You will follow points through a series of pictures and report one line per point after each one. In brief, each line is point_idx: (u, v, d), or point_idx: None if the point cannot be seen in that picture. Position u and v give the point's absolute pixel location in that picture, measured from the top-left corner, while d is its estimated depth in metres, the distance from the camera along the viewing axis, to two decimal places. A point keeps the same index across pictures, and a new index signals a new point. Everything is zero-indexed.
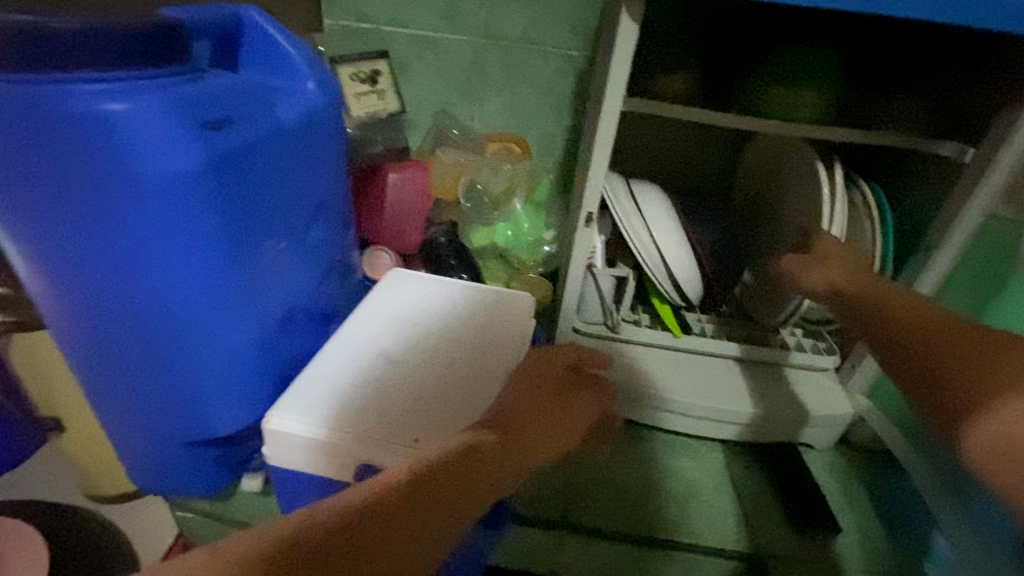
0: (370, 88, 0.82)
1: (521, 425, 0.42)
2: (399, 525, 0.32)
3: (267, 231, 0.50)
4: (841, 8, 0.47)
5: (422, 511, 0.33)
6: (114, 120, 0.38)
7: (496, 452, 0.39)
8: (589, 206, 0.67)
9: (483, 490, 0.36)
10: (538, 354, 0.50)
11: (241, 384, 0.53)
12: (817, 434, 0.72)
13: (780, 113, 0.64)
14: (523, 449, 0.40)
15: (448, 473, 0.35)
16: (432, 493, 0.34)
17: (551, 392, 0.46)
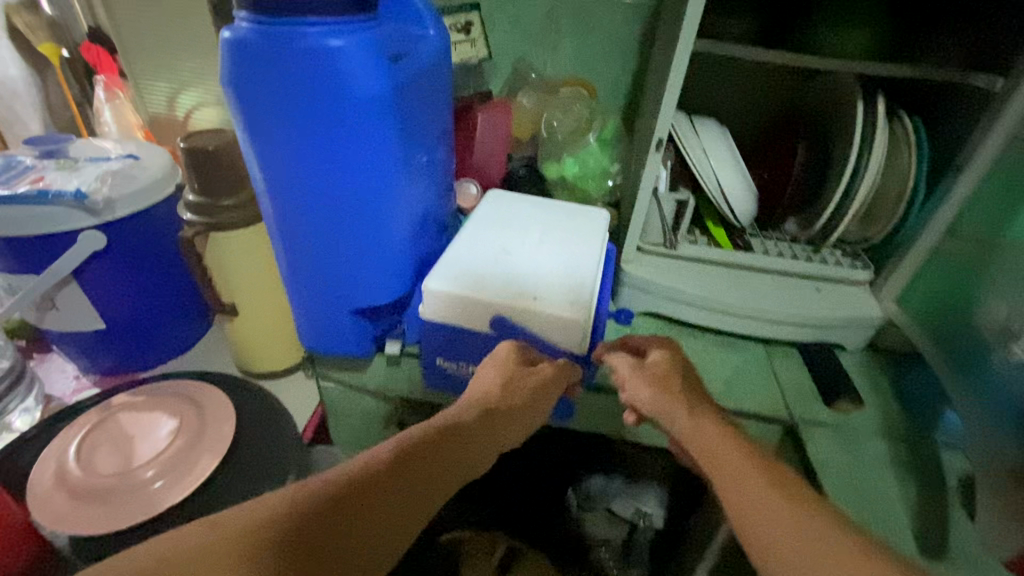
0: (464, 38, 0.95)
1: (495, 405, 0.56)
2: (371, 511, 0.44)
3: (418, 146, 0.65)
4: None
5: (406, 494, 0.46)
6: (337, 53, 0.52)
7: (448, 455, 0.50)
8: (659, 134, 0.78)
9: (456, 465, 0.50)
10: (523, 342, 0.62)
11: (395, 267, 0.69)
12: (850, 335, 0.84)
13: (837, 51, 0.75)
14: (473, 450, 0.52)
15: (411, 466, 0.47)
16: (395, 489, 0.45)
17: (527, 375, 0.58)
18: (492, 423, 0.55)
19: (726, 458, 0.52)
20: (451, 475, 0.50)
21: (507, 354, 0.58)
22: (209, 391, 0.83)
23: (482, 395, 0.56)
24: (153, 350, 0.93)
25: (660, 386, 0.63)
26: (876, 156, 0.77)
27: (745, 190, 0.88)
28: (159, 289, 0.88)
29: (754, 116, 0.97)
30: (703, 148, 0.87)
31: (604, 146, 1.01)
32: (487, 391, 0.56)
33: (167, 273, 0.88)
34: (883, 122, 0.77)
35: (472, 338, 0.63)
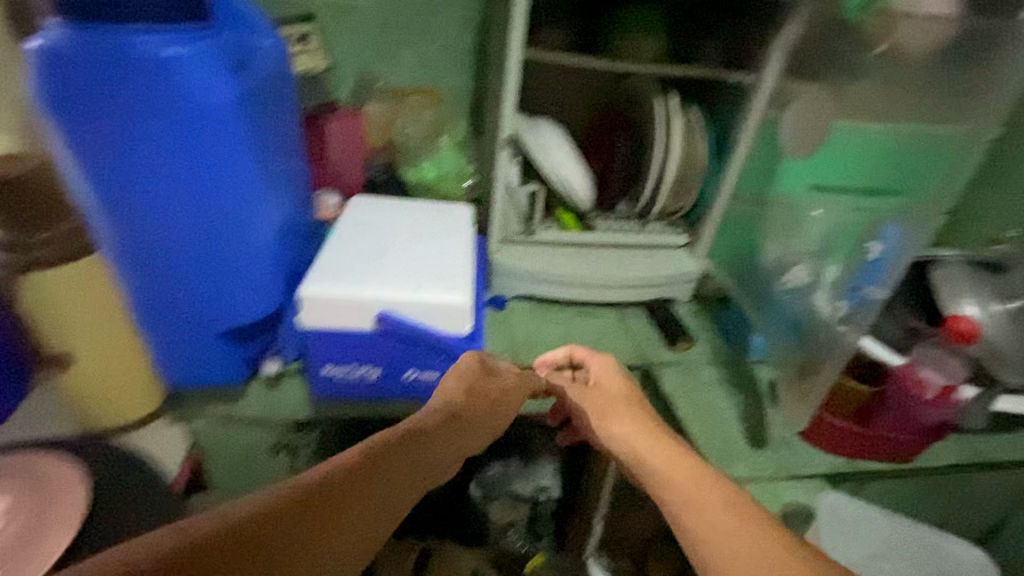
0: (301, 48, 0.93)
1: (431, 436, 0.51)
2: (343, 504, 0.39)
3: (271, 156, 0.65)
4: None
5: (338, 524, 0.38)
6: (175, 62, 0.51)
7: (403, 454, 0.46)
8: (505, 133, 0.87)
9: (396, 497, 0.43)
10: (479, 355, 0.65)
11: (265, 279, 0.67)
12: (679, 289, 1.02)
13: (640, 57, 0.91)
14: (434, 456, 0.49)
15: (357, 497, 0.40)
16: (368, 488, 0.41)
17: (484, 377, 0.62)
18: (453, 438, 0.53)
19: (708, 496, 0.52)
20: (417, 475, 0.46)
21: (471, 368, 0.61)
22: None
23: (432, 419, 0.52)
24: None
25: (600, 401, 0.71)
26: (677, 142, 0.95)
27: (584, 178, 1.01)
28: None
29: (580, 114, 1.12)
30: (543, 145, 0.98)
31: (457, 149, 1.07)
32: (450, 403, 0.56)
33: None
34: (677, 114, 0.95)
35: (359, 338, 0.64)
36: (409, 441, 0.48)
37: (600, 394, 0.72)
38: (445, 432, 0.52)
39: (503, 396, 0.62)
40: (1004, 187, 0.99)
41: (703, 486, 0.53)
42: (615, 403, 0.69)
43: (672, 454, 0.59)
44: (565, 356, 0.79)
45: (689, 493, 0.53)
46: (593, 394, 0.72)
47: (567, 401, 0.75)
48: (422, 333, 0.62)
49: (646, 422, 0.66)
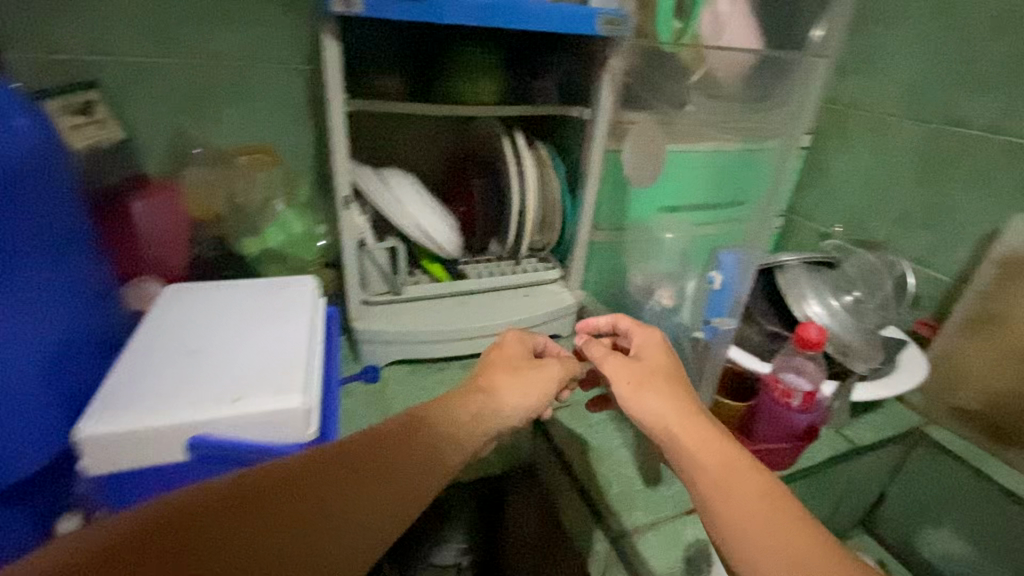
0: (87, 119, 0.80)
1: (436, 420, 0.55)
2: (328, 491, 0.43)
3: (20, 263, 0.53)
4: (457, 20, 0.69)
5: (323, 501, 0.43)
6: None
7: (362, 474, 0.46)
8: (343, 191, 0.80)
9: (390, 482, 0.47)
10: (504, 354, 0.68)
11: (28, 418, 0.53)
12: (560, 325, 0.99)
13: (477, 94, 0.87)
14: (409, 458, 0.49)
15: (343, 479, 0.45)
16: (317, 494, 0.42)
17: (506, 378, 0.64)
18: (466, 422, 0.56)
19: (747, 500, 0.47)
20: (406, 473, 0.48)
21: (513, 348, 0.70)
22: None
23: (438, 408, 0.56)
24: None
25: (643, 369, 0.62)
26: (530, 179, 0.93)
27: (444, 224, 0.95)
28: None
29: (434, 158, 1.07)
30: (394, 196, 0.91)
31: (303, 210, 0.97)
32: (458, 411, 0.57)
33: None
34: (525, 151, 0.93)
35: (169, 469, 0.52)
36: (373, 463, 0.47)
37: (664, 355, 0.64)
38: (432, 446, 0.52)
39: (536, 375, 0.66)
40: (824, 188, 1.09)
41: (756, 488, 0.48)
42: (654, 374, 0.61)
43: (706, 435, 0.53)
44: (608, 326, 0.75)
45: (735, 496, 0.47)
46: (636, 368, 0.63)
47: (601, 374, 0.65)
48: (245, 452, 0.52)
49: (684, 393, 0.59)
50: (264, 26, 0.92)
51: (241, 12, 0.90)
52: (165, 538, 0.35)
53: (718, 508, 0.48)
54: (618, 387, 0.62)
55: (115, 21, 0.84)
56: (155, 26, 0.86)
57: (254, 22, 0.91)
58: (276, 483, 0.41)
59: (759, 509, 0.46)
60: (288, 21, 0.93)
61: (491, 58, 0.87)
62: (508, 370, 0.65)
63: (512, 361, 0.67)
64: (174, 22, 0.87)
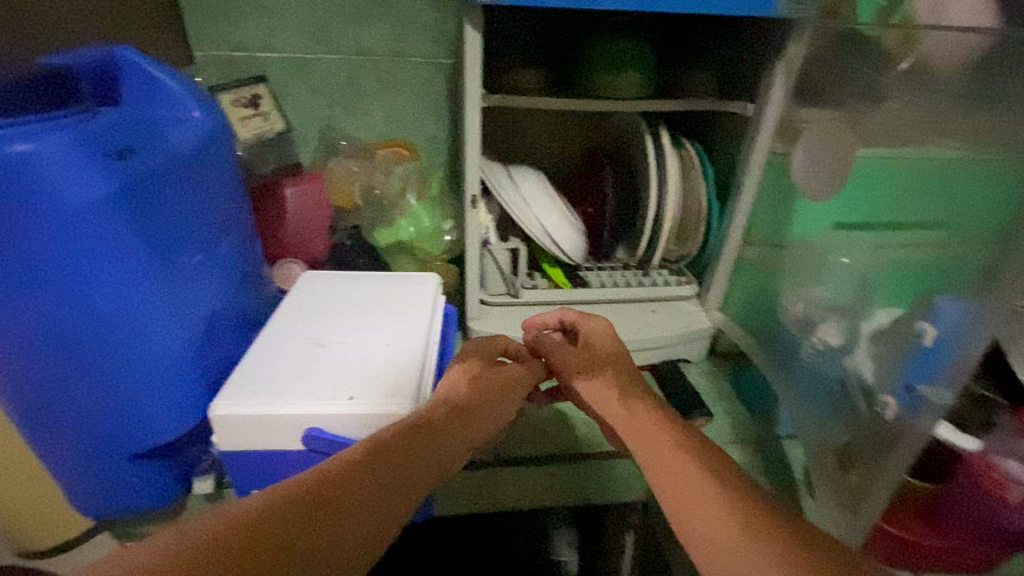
0: (253, 111, 0.87)
1: (470, 417, 0.53)
2: (382, 482, 0.42)
3: (181, 247, 0.55)
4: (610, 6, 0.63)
5: (382, 488, 0.42)
6: (23, 160, 0.42)
7: (400, 457, 0.44)
8: (472, 189, 0.78)
9: (426, 468, 0.46)
10: (467, 370, 0.57)
11: (179, 389, 0.57)
12: (690, 348, 0.89)
13: (622, 87, 0.79)
14: (433, 449, 0.47)
15: (395, 467, 0.43)
16: (359, 496, 0.40)
17: (473, 382, 0.57)
18: (469, 421, 0.53)
19: (695, 481, 0.42)
20: (434, 461, 0.46)
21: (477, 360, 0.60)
22: None
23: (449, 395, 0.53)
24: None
25: (595, 358, 0.62)
26: (673, 182, 0.84)
27: (570, 227, 0.89)
28: None
29: (566, 156, 1.02)
30: (522, 194, 0.87)
31: (433, 204, 0.97)
32: (438, 408, 0.51)
33: None
34: (670, 151, 0.84)
35: (289, 457, 0.54)
36: (394, 446, 0.45)
37: (609, 345, 0.63)
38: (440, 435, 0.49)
39: (506, 386, 0.59)
40: None
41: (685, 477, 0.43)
42: (602, 363, 0.61)
43: (648, 432, 0.50)
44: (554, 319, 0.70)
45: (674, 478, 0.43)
46: (583, 357, 0.63)
47: (559, 369, 0.64)
48: None
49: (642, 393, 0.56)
50: (412, 21, 0.93)
51: (391, 7, 0.91)
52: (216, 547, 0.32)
53: (655, 495, 0.45)
54: (573, 378, 0.62)
55: (284, 20, 0.90)
56: (317, 24, 0.91)
57: (402, 16, 0.92)
58: (310, 483, 0.39)
59: (697, 491, 0.42)
60: (434, 14, 0.93)
61: (641, 48, 0.79)
62: (476, 376, 0.57)
63: (477, 363, 0.59)
64: (332, 20, 0.91)
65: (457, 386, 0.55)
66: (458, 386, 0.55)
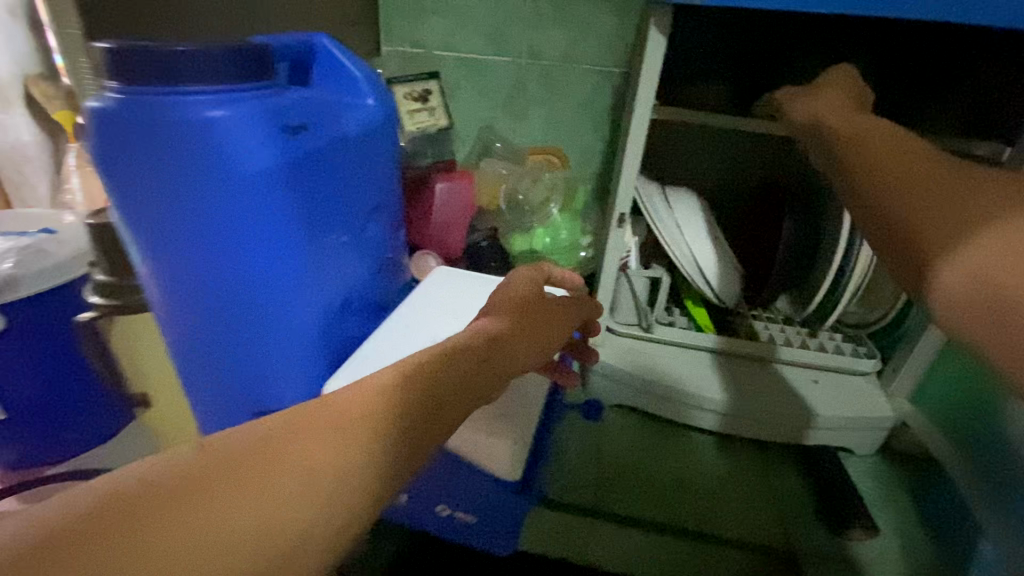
0: (422, 106, 0.90)
1: (510, 340, 0.44)
2: (422, 393, 0.35)
3: (331, 225, 0.57)
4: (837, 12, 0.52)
5: (421, 403, 0.34)
6: (217, 125, 0.45)
7: (440, 374, 0.37)
8: (620, 208, 0.71)
9: (468, 389, 0.38)
10: (511, 300, 0.49)
11: (304, 358, 0.59)
12: (857, 438, 0.72)
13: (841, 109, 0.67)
14: (474, 369, 0.39)
15: (427, 380, 0.36)
16: (377, 412, 0.32)
17: (519, 313, 0.47)
18: (506, 345, 0.43)
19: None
20: (484, 380, 0.39)
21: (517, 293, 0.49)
22: None
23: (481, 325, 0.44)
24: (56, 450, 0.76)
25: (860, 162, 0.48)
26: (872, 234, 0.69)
27: (727, 267, 0.78)
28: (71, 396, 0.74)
29: (731, 186, 0.90)
30: (677, 219, 0.78)
31: (575, 216, 0.93)
32: (471, 334, 0.42)
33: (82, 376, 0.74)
34: None
35: None
36: (429, 363, 0.37)
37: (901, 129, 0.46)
38: (483, 353, 0.41)
39: (543, 316, 0.49)
40: None
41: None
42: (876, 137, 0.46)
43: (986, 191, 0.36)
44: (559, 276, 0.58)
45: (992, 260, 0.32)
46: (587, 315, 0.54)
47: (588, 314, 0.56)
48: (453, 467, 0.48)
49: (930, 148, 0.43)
50: (589, 27, 0.89)
51: (571, 12, 0.89)
52: (242, 461, 0.27)
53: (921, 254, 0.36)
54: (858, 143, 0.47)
55: (466, 20, 0.92)
56: (496, 26, 0.92)
57: (580, 22, 0.89)
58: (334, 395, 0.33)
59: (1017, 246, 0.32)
60: (614, 20, 0.88)
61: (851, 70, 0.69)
62: (522, 306, 0.48)
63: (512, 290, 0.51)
64: (511, 22, 0.91)
65: (496, 312, 0.47)
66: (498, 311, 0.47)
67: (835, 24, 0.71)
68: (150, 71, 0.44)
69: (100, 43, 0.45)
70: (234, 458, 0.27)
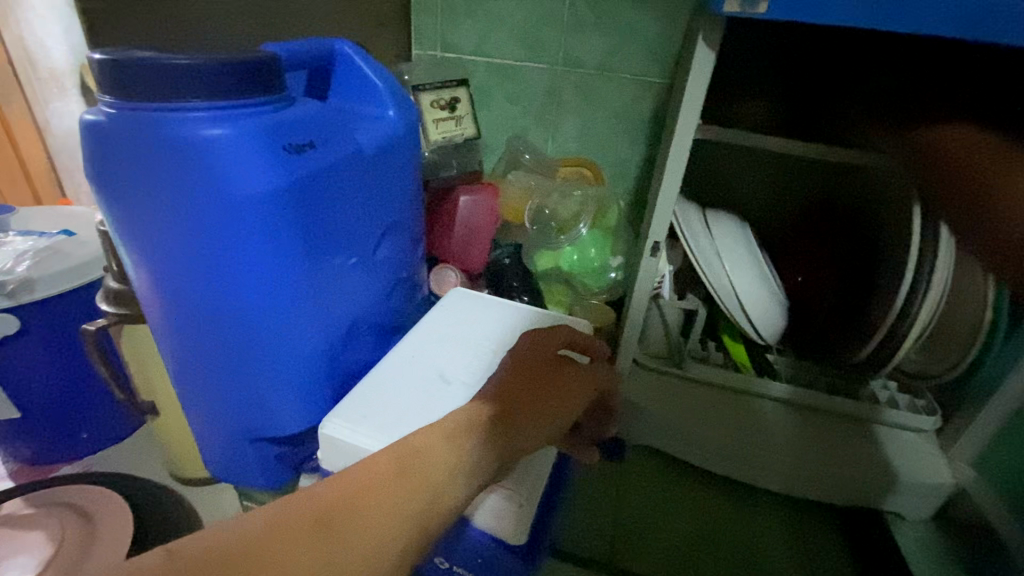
0: (448, 114, 0.85)
1: (517, 416, 0.44)
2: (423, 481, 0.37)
3: (338, 248, 0.54)
4: (922, 26, 0.45)
5: (418, 492, 0.36)
6: (213, 143, 0.42)
7: (438, 458, 0.38)
8: (655, 236, 0.65)
9: (469, 474, 0.39)
10: (519, 366, 0.48)
11: (305, 387, 0.56)
12: (908, 503, 0.65)
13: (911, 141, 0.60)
14: (475, 455, 0.40)
15: (427, 469, 0.37)
16: (362, 511, 0.34)
17: (527, 384, 0.46)
18: (516, 420, 0.43)
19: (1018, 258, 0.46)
20: (487, 462, 0.40)
21: (524, 357, 0.49)
22: (99, 497, 0.68)
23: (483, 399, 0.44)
24: (52, 454, 0.75)
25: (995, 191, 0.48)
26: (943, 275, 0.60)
27: (770, 301, 0.71)
28: (81, 399, 0.73)
29: (780, 213, 0.82)
30: (717, 247, 0.71)
31: (605, 235, 0.87)
32: (469, 414, 0.42)
33: (91, 381, 0.73)
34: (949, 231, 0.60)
35: None
36: (428, 446, 0.39)
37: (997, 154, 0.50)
38: (485, 435, 0.41)
39: (558, 381, 0.48)
40: None
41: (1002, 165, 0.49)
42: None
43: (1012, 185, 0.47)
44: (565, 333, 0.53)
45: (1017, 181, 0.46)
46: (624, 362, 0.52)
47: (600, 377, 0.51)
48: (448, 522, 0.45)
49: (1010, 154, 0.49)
50: (631, 33, 0.83)
51: (612, 18, 0.83)
52: (325, 521, 0.33)
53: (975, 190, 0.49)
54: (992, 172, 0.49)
55: (500, 24, 0.88)
56: (531, 30, 0.87)
57: (622, 28, 0.83)
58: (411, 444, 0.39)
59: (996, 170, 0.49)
60: (658, 27, 0.82)
61: None
62: (533, 375, 0.47)
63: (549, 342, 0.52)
64: (547, 27, 0.86)
65: (498, 380, 0.47)
66: (499, 379, 0.47)
67: (911, 38, 0.63)
68: (145, 85, 0.42)
69: (97, 55, 0.43)
70: (321, 515, 0.33)
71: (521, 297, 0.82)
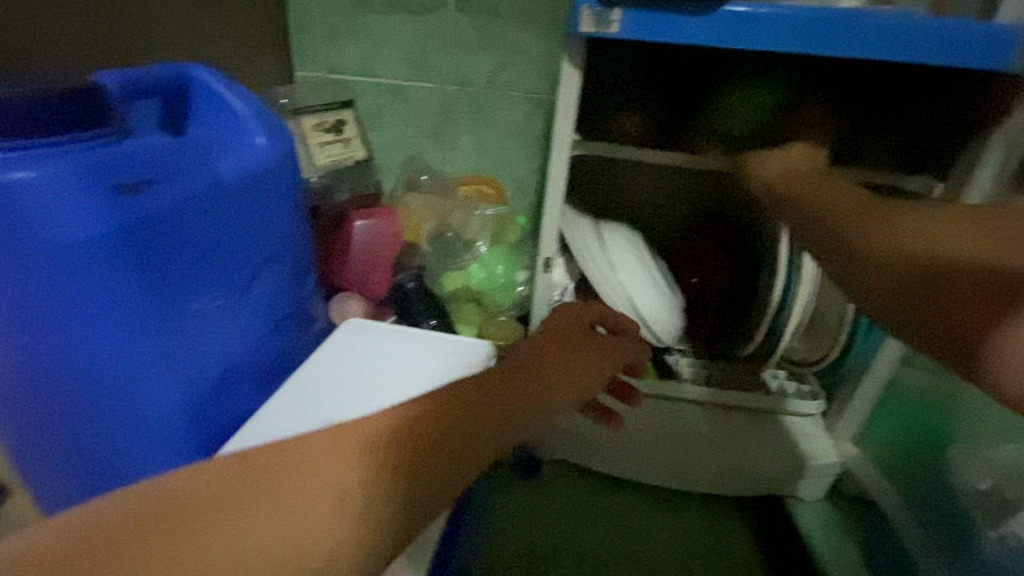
0: (334, 137, 0.82)
1: (545, 376, 0.39)
2: (450, 441, 0.31)
3: (196, 290, 0.50)
4: (756, 41, 0.47)
5: (445, 451, 0.30)
6: (23, 188, 0.40)
7: (471, 415, 0.33)
8: (546, 251, 0.67)
9: (497, 437, 0.33)
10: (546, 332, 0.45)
11: (169, 444, 0.52)
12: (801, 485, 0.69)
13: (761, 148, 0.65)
14: (506, 418, 0.34)
15: (458, 427, 0.32)
16: (389, 458, 0.29)
17: (556, 348, 0.43)
18: (544, 380, 0.39)
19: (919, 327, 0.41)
20: (516, 426, 0.35)
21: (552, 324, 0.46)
22: None
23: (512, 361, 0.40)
24: None
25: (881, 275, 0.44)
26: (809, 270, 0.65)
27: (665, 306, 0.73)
28: None
29: (673, 222, 0.85)
30: (610, 259, 0.72)
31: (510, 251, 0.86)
32: (497, 374, 0.37)
33: None
34: None
35: None
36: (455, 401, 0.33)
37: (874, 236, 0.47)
38: (515, 395, 0.36)
39: (586, 350, 0.44)
40: None
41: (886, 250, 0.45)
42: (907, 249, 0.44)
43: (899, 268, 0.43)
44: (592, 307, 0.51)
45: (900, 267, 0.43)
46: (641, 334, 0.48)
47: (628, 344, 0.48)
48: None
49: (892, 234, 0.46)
50: (516, 52, 0.84)
51: (496, 36, 0.83)
52: (241, 490, 0.26)
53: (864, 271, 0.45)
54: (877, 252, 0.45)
55: (385, 44, 0.86)
56: (417, 49, 0.86)
57: (507, 46, 0.84)
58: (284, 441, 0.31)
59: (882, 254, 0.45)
60: (541, 44, 0.83)
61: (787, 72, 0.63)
62: (559, 340, 0.44)
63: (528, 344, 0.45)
64: (433, 46, 0.85)
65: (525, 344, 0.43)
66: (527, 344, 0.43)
67: None
68: None
69: None
70: (231, 485, 0.26)
71: (427, 321, 0.82)
